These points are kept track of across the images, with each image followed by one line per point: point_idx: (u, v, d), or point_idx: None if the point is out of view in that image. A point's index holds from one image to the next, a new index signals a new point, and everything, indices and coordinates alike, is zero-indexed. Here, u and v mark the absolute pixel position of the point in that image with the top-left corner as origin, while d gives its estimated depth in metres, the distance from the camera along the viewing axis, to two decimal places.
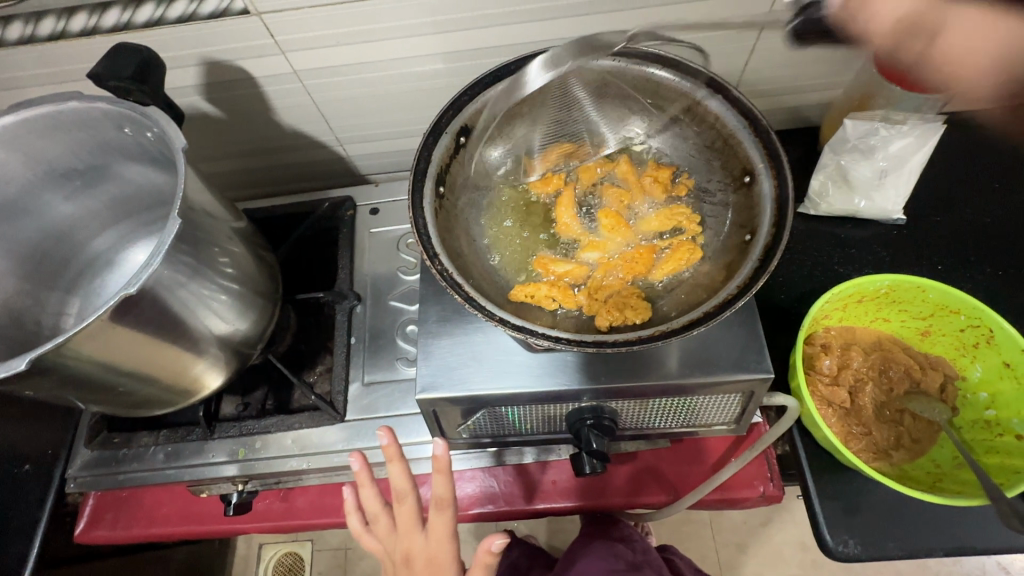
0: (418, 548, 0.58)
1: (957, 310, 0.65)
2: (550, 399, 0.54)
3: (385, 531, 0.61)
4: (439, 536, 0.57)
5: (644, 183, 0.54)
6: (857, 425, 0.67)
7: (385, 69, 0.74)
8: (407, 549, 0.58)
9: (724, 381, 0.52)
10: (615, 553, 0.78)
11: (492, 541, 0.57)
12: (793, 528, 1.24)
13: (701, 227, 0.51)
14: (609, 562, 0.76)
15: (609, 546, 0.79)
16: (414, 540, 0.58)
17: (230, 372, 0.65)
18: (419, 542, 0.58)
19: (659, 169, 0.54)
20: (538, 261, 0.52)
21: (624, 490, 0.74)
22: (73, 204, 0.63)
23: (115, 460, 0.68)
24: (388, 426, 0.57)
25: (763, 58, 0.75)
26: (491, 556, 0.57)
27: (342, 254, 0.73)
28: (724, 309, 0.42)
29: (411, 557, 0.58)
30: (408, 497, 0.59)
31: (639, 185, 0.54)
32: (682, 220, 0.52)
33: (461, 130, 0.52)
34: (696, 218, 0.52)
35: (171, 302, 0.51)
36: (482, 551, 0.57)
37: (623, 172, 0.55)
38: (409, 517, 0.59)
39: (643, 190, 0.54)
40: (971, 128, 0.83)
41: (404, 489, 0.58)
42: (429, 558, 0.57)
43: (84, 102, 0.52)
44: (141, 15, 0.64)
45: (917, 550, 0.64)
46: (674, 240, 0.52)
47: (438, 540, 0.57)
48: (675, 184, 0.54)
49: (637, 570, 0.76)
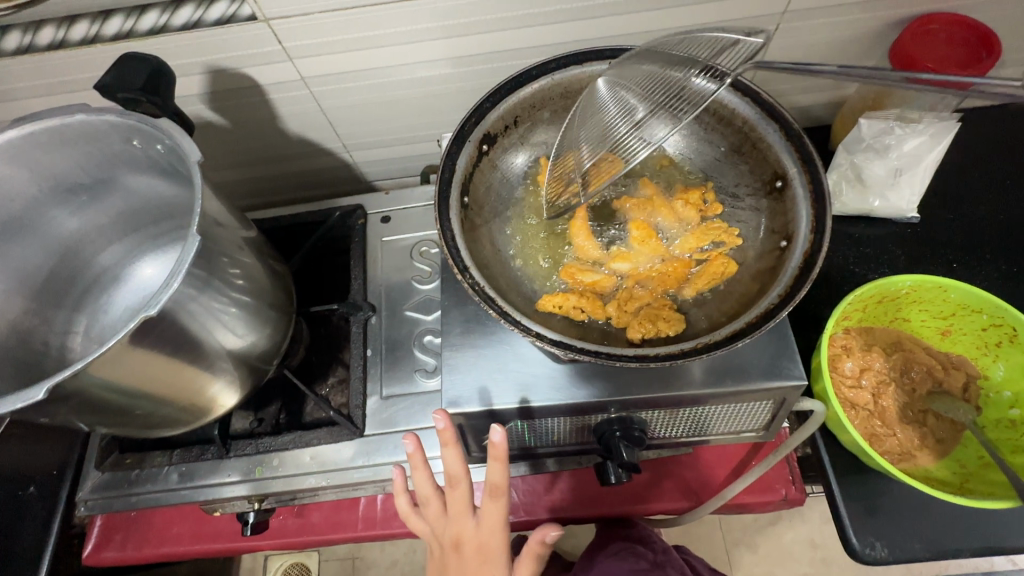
0: (469, 534, 0.56)
1: (979, 309, 0.65)
2: (578, 411, 0.53)
3: (436, 515, 0.58)
4: (492, 523, 0.56)
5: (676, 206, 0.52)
6: (880, 425, 0.67)
7: (395, 75, 0.73)
8: (456, 533, 0.57)
9: (755, 389, 0.51)
10: (635, 553, 0.76)
11: (546, 532, 0.55)
12: (804, 526, 1.24)
13: (739, 237, 0.50)
14: (631, 562, 0.75)
15: (629, 546, 0.77)
16: (465, 525, 0.56)
17: (245, 390, 0.63)
18: (470, 528, 0.56)
19: (689, 191, 0.53)
20: (565, 270, 0.51)
21: (636, 497, 0.74)
22: (78, 220, 0.60)
23: (127, 481, 0.66)
24: (444, 410, 0.51)
25: (775, 58, 0.74)
26: (543, 545, 0.56)
27: (355, 264, 0.72)
28: (766, 319, 0.42)
29: (462, 542, 0.56)
30: (461, 484, 0.56)
31: (670, 208, 0.53)
32: (720, 236, 0.50)
33: (483, 138, 0.51)
34: (736, 234, 0.50)
35: (188, 319, 0.50)
36: (534, 540, 0.56)
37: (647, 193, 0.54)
38: (461, 502, 0.56)
39: (674, 211, 0.52)
40: (980, 125, 0.83)
41: (457, 475, 0.55)
42: (480, 544, 0.56)
43: (91, 114, 0.50)
44: (144, 22, 0.62)
45: (943, 551, 0.64)
46: (709, 254, 0.50)
47: (490, 529, 0.56)
48: (707, 205, 0.53)
49: (659, 569, 0.75)
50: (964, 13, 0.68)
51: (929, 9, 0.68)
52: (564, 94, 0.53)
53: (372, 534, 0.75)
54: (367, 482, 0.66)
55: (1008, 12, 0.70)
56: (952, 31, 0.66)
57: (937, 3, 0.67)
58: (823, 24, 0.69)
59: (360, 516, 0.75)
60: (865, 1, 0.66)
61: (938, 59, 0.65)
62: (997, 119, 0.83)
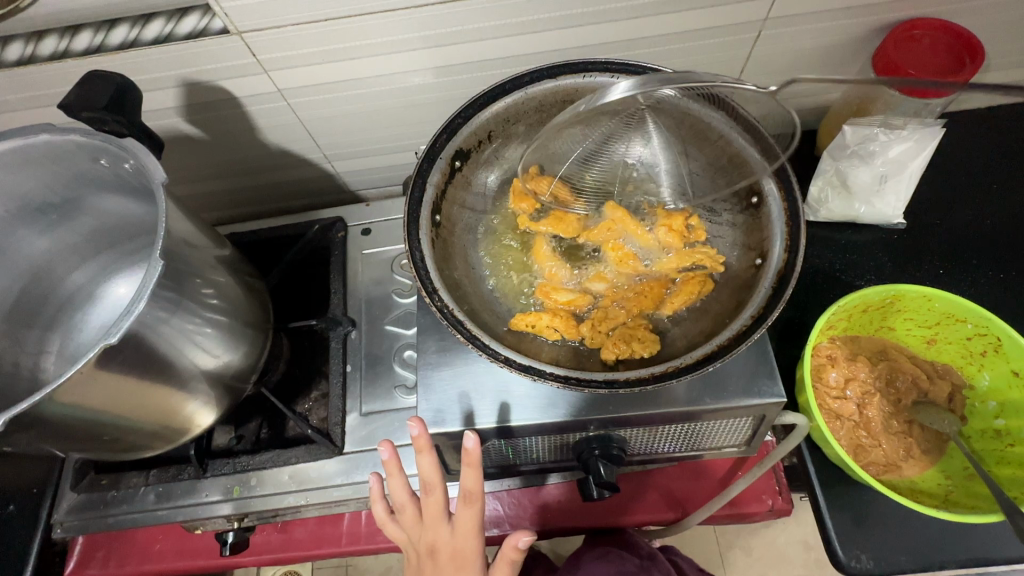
0: (443, 542, 0.55)
1: (964, 319, 0.64)
2: (557, 430, 0.52)
3: (411, 522, 0.57)
4: (466, 530, 0.55)
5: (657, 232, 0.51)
6: (866, 436, 0.66)
7: (374, 85, 0.72)
8: (431, 541, 0.56)
9: (734, 407, 0.50)
10: (619, 558, 0.73)
11: (520, 538, 0.55)
12: (797, 529, 1.23)
13: (721, 263, 0.49)
14: (617, 564, 0.71)
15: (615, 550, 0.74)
16: (439, 532, 0.56)
17: (222, 408, 0.63)
18: (445, 535, 0.55)
19: (672, 217, 0.51)
20: (539, 289, 0.50)
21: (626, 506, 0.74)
22: (48, 239, 0.59)
23: (104, 502, 0.65)
24: (418, 416, 0.50)
25: (758, 65, 0.74)
26: (517, 552, 0.56)
27: (334, 278, 0.71)
28: (739, 341, 0.41)
29: (436, 550, 0.55)
30: (435, 490, 0.55)
31: (652, 233, 0.51)
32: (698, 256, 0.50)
33: (455, 155, 0.50)
34: (715, 254, 0.49)
35: (157, 342, 0.49)
36: (508, 547, 0.55)
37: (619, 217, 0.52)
38: (436, 508, 0.56)
39: (656, 238, 0.51)
40: (967, 129, 0.82)
41: (433, 481, 0.54)
42: (454, 552, 0.55)
43: (55, 134, 0.49)
44: (114, 37, 0.61)
45: (929, 562, 0.63)
46: (687, 277, 0.49)
47: (465, 535, 0.55)
48: (692, 231, 0.51)
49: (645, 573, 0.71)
50: (947, 18, 0.68)
51: (912, 15, 0.67)
52: (539, 108, 0.52)
53: (357, 549, 0.74)
54: (348, 500, 0.65)
55: (992, 17, 0.69)
56: (936, 37, 0.65)
57: (921, 8, 0.66)
58: (805, 30, 0.68)
59: (344, 531, 0.74)
60: (846, 8, 0.65)
61: (919, 66, 0.64)
62: (983, 122, 0.83)
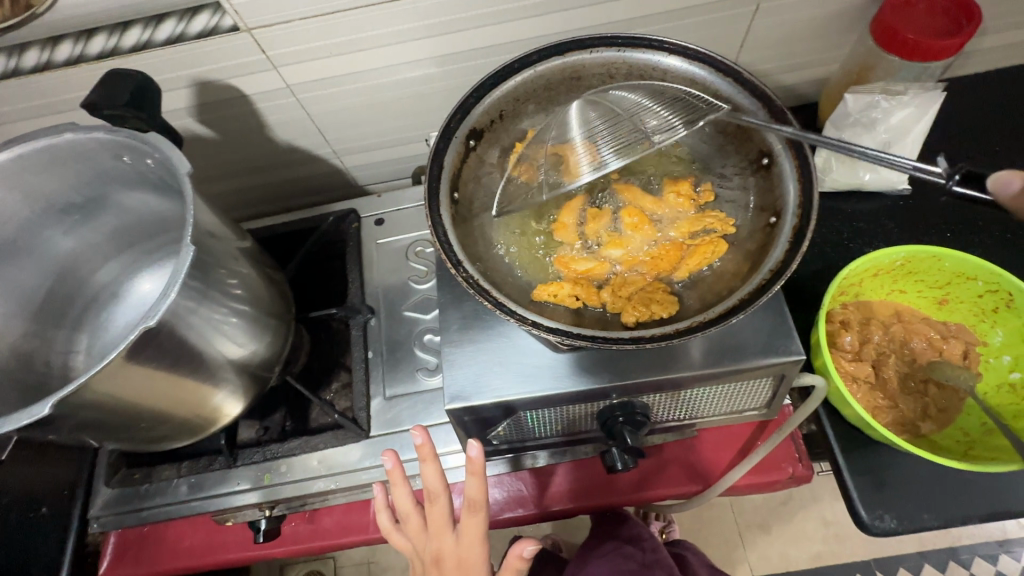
0: (448, 550, 0.57)
1: (973, 277, 0.65)
2: (579, 399, 0.53)
3: (417, 531, 0.59)
4: (471, 538, 0.56)
5: (668, 200, 0.52)
6: (882, 398, 0.67)
7: (380, 77, 0.73)
8: (437, 550, 0.57)
9: (755, 367, 0.51)
10: (623, 554, 0.80)
11: (524, 547, 0.58)
12: (814, 504, 1.24)
13: (732, 226, 0.49)
14: (619, 562, 0.79)
15: (619, 547, 0.81)
16: (444, 541, 0.57)
17: (248, 398, 0.64)
18: (449, 544, 0.57)
19: (679, 183, 0.52)
20: (559, 260, 0.51)
21: (635, 483, 0.74)
22: (73, 238, 0.61)
23: (138, 495, 0.66)
24: (420, 425, 0.54)
25: (758, 38, 0.75)
26: (523, 560, 0.58)
27: (351, 268, 0.72)
28: (760, 294, 0.42)
29: (441, 558, 0.56)
30: (439, 499, 0.57)
31: (662, 202, 0.52)
32: (712, 223, 0.50)
33: (470, 134, 0.52)
34: (726, 217, 0.50)
35: (186, 331, 0.50)
36: (512, 555, 0.58)
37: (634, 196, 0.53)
38: (440, 517, 0.57)
39: (668, 207, 0.52)
40: (966, 94, 0.83)
41: (436, 490, 0.56)
42: (459, 560, 0.56)
43: (79, 132, 0.50)
44: (127, 39, 0.62)
45: (951, 518, 0.64)
46: (700, 239, 0.50)
47: (469, 543, 0.56)
48: (699, 195, 0.52)
49: (647, 569, 0.78)
50: None
51: None
52: (548, 84, 0.54)
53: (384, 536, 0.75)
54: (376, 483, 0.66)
55: None
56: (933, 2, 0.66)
57: None
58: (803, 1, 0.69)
59: (371, 518, 0.75)
60: None
61: (919, 30, 0.65)
62: (981, 87, 0.83)
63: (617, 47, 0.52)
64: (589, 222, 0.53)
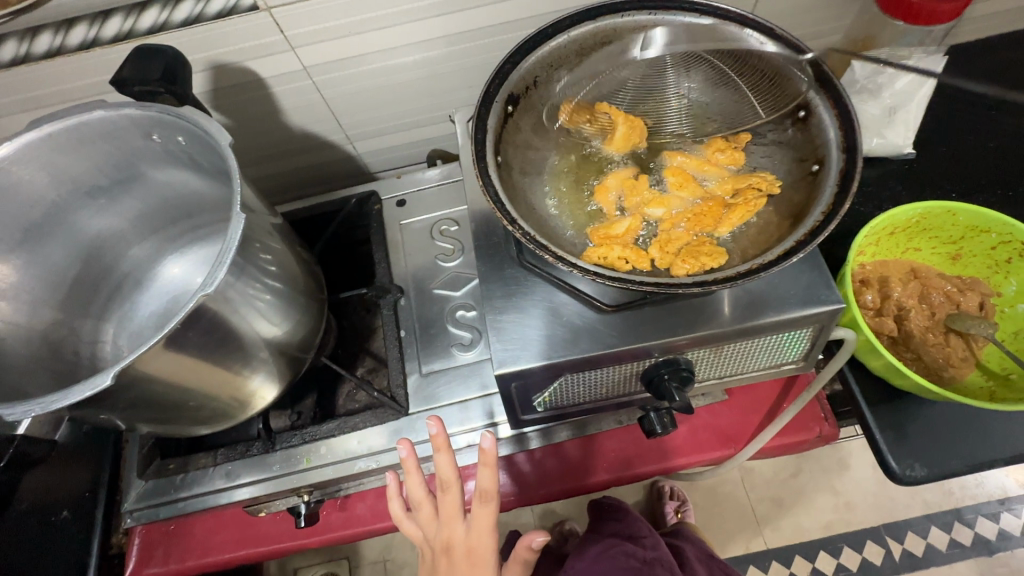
0: (459, 539, 0.56)
1: (988, 229, 0.67)
2: (625, 359, 0.54)
3: (428, 519, 0.58)
4: (482, 527, 0.56)
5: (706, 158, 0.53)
6: (906, 351, 0.69)
7: (398, 56, 0.73)
8: (447, 538, 0.56)
9: (798, 316, 0.52)
10: (626, 552, 0.80)
11: (532, 538, 0.57)
12: (824, 474, 1.27)
13: (776, 180, 0.50)
14: (622, 559, 0.79)
15: (620, 546, 0.82)
16: (454, 530, 0.56)
17: (283, 381, 0.63)
18: (460, 533, 0.56)
19: (717, 141, 0.54)
20: (593, 233, 0.51)
21: (612, 465, 0.75)
22: (97, 224, 0.59)
23: (172, 486, 0.65)
24: (435, 416, 0.56)
25: (766, 10, 0.77)
26: (530, 553, 0.57)
27: (377, 249, 0.72)
28: (816, 234, 0.43)
29: (451, 547, 0.55)
30: (452, 488, 0.57)
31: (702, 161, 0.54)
32: (754, 181, 0.50)
33: (508, 99, 0.52)
34: (772, 176, 0.50)
35: (229, 306, 0.49)
36: (521, 547, 0.57)
37: (678, 161, 0.54)
38: (452, 506, 0.57)
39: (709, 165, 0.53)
40: (961, 61, 0.86)
41: (449, 478, 0.56)
42: (469, 549, 0.55)
43: (110, 109, 0.49)
44: (144, 20, 0.61)
45: (978, 464, 0.66)
46: (741, 194, 0.51)
47: (479, 533, 0.56)
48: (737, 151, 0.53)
49: (649, 566, 0.79)
50: None
51: None
52: (581, 50, 0.54)
53: None
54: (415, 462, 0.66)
55: None
56: None
57: None
58: None
59: None
60: None
61: None
62: (974, 55, 0.87)
63: (648, 11, 0.53)
64: (628, 196, 0.53)
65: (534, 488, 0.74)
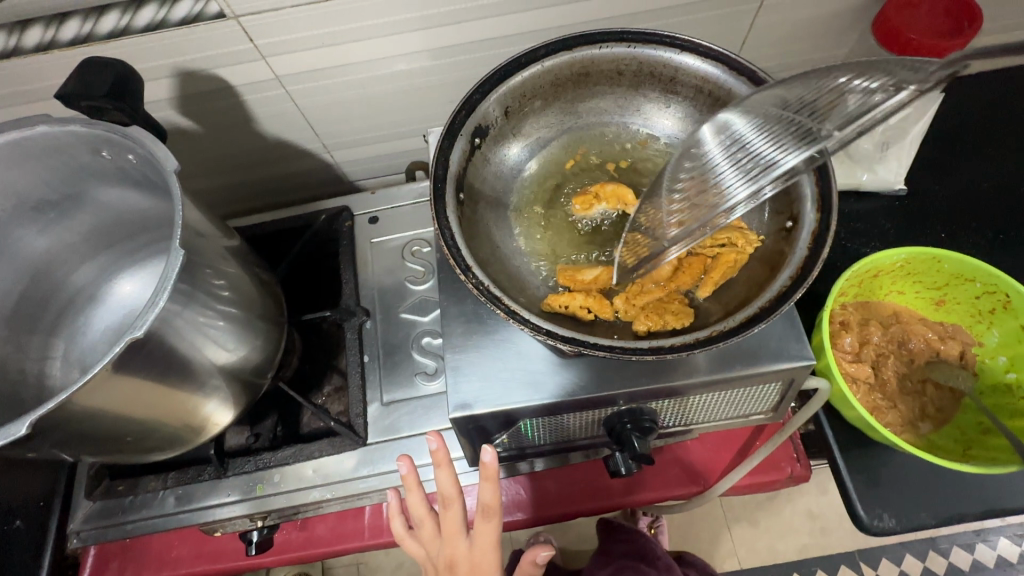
0: (462, 555, 0.55)
1: (972, 278, 0.65)
2: (587, 406, 0.52)
3: (430, 536, 0.57)
4: (485, 543, 0.55)
5: None
6: (882, 398, 0.67)
7: (375, 69, 0.70)
8: (450, 555, 0.55)
9: (765, 372, 0.50)
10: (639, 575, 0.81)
11: (537, 553, 0.59)
12: (803, 499, 1.26)
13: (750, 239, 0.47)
14: None
15: (633, 568, 0.83)
16: (457, 546, 0.56)
17: (240, 406, 0.61)
18: (463, 549, 0.55)
19: None
20: (562, 275, 0.50)
21: (618, 489, 0.74)
22: (46, 238, 0.57)
23: (121, 508, 0.65)
24: (435, 431, 0.54)
25: (760, 37, 0.74)
26: (532, 566, 0.60)
27: (345, 268, 0.69)
28: (780, 302, 0.41)
29: (455, 563, 0.55)
30: (454, 504, 0.56)
31: None
32: (731, 236, 0.48)
33: (475, 131, 0.50)
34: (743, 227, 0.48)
35: (173, 337, 0.47)
36: (525, 560, 0.58)
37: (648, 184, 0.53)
38: (453, 522, 0.56)
39: None
40: (960, 96, 0.83)
41: (451, 494, 0.55)
42: (472, 565, 0.55)
43: (53, 125, 0.47)
44: (104, 24, 0.58)
45: (949, 517, 0.65)
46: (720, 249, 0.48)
47: (483, 548, 0.55)
48: None
49: None
50: None
51: None
52: (555, 80, 0.52)
53: (380, 543, 0.73)
54: (374, 492, 0.64)
55: None
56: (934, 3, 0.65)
57: None
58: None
59: (367, 525, 0.73)
60: None
61: (921, 30, 0.64)
62: (974, 90, 0.84)
63: (628, 43, 0.50)
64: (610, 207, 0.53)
65: (541, 509, 0.73)
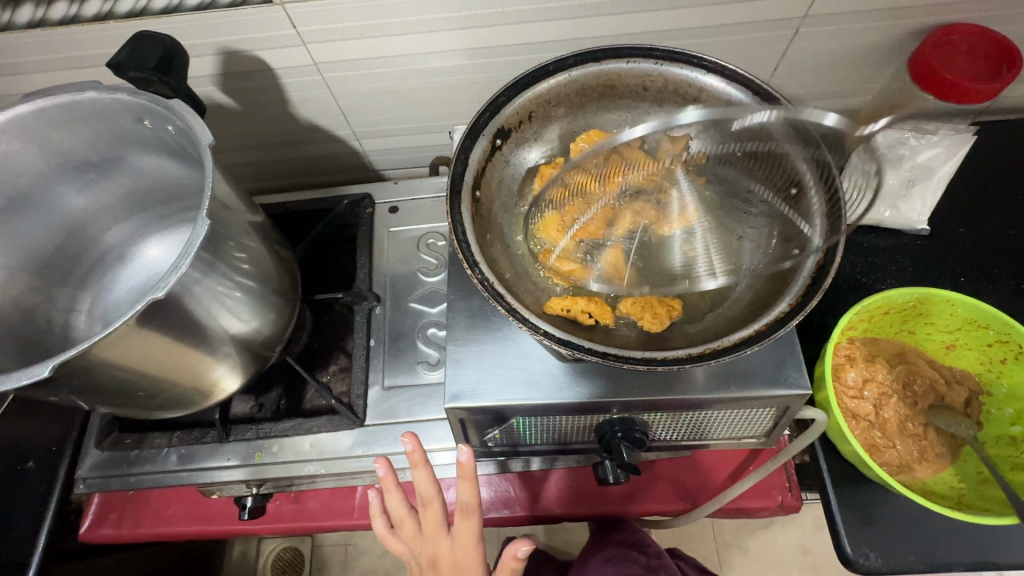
0: (444, 553, 0.57)
1: (986, 326, 0.64)
2: (578, 411, 0.53)
3: (412, 535, 0.58)
4: (466, 541, 0.56)
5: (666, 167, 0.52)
6: (880, 437, 0.66)
7: (410, 64, 0.72)
8: (433, 553, 0.57)
9: (758, 397, 0.51)
10: (628, 558, 0.79)
11: (518, 547, 0.57)
12: (795, 532, 1.24)
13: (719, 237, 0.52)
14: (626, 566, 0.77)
15: (625, 551, 0.80)
16: (439, 544, 0.57)
17: (247, 375, 0.63)
18: (445, 548, 0.57)
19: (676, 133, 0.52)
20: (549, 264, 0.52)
21: (618, 497, 0.73)
22: (84, 197, 0.61)
23: (127, 461, 0.68)
24: (411, 432, 0.54)
25: (793, 64, 0.74)
26: (517, 560, 0.58)
27: (361, 254, 0.71)
28: (775, 328, 0.42)
29: (437, 561, 0.57)
30: (433, 502, 0.57)
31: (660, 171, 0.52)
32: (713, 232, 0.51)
33: (498, 133, 0.51)
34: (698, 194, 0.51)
35: (191, 303, 0.49)
36: (508, 556, 0.57)
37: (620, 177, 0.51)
38: (434, 522, 0.57)
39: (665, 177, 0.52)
40: (993, 140, 0.82)
41: (430, 494, 0.56)
42: (455, 562, 0.57)
43: (103, 92, 0.49)
44: (158, 1, 0.61)
45: (938, 564, 0.64)
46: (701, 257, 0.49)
47: (464, 545, 0.57)
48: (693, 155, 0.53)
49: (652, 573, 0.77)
50: (991, 25, 0.67)
51: (955, 19, 0.67)
52: (580, 90, 0.53)
53: (368, 525, 0.74)
54: (366, 472, 0.66)
55: None
56: (973, 43, 0.64)
57: (964, 13, 0.66)
58: (843, 30, 0.68)
59: (357, 505, 0.74)
60: (885, 9, 0.65)
61: (959, 71, 0.63)
62: (1009, 136, 0.82)
63: (655, 60, 0.52)
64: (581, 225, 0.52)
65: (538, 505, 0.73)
